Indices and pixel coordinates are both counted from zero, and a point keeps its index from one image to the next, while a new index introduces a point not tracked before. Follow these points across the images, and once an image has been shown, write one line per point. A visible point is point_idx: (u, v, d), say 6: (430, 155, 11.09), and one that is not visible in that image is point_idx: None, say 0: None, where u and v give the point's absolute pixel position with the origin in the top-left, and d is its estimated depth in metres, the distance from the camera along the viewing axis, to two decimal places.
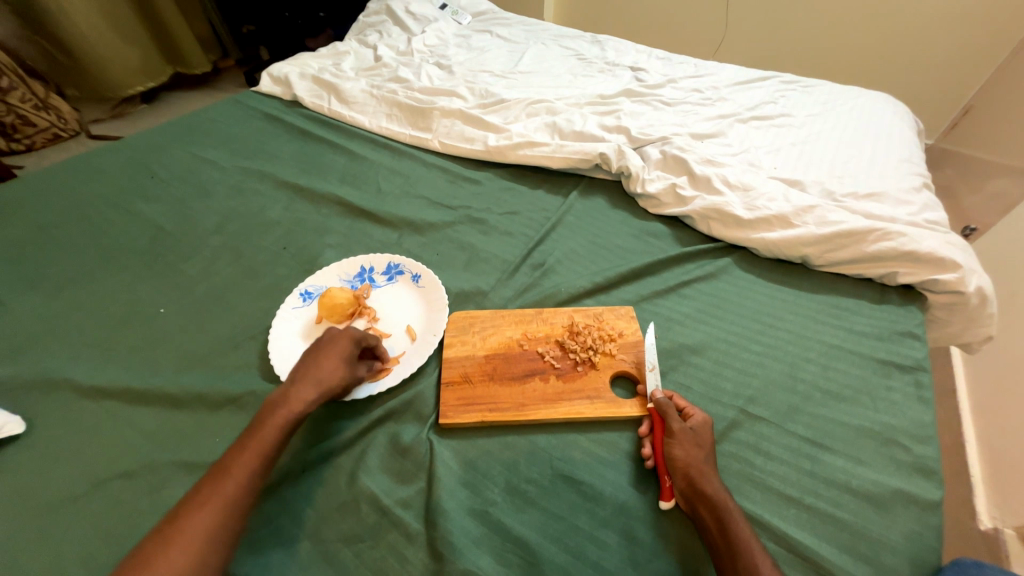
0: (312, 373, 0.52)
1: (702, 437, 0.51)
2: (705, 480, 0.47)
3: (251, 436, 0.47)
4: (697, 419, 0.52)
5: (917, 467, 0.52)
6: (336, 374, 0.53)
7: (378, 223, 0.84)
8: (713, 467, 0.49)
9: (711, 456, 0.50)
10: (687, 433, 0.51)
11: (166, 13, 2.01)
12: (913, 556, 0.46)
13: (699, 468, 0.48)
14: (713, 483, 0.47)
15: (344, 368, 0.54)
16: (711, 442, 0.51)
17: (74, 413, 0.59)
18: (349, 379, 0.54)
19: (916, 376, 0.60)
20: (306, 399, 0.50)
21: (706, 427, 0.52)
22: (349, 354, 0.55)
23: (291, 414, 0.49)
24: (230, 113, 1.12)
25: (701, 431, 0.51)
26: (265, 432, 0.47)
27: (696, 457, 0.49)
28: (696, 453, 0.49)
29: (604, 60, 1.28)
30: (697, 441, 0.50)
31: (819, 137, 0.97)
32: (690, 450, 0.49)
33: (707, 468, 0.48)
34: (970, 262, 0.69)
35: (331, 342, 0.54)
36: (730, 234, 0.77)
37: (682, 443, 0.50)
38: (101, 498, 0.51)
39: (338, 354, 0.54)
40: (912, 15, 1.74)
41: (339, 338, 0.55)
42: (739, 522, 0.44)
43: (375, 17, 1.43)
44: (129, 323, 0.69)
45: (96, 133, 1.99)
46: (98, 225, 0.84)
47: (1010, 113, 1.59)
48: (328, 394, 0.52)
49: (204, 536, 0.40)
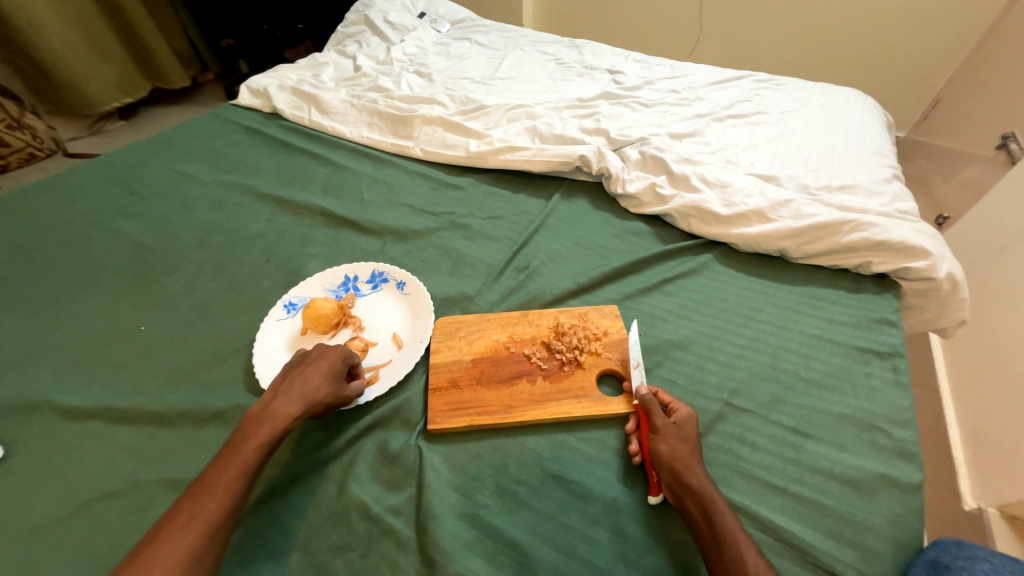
0: (297, 386, 0.52)
1: (687, 432, 0.51)
2: (691, 474, 0.47)
3: (232, 454, 0.46)
4: (683, 414, 0.53)
5: (897, 451, 0.53)
6: (322, 388, 0.53)
7: (362, 232, 0.84)
8: (699, 460, 0.49)
9: (697, 451, 0.50)
10: (672, 428, 0.51)
11: (142, 29, 1.99)
12: (895, 537, 0.47)
13: (686, 462, 0.48)
14: (700, 476, 0.48)
15: (331, 383, 0.54)
16: (697, 437, 0.52)
17: (55, 436, 0.57)
18: (334, 394, 0.53)
19: (893, 362, 0.62)
20: (288, 412, 0.50)
21: (692, 420, 0.53)
22: (338, 371, 0.55)
23: (275, 428, 0.49)
24: (210, 126, 1.12)
25: (687, 425, 0.52)
26: (246, 450, 0.46)
27: (683, 452, 0.49)
28: (682, 447, 0.49)
29: (582, 64, 1.30)
30: (683, 435, 0.51)
31: (793, 133, 0.99)
32: (676, 444, 0.50)
33: (693, 462, 0.49)
34: (940, 249, 0.71)
35: (320, 357, 0.55)
36: (710, 230, 0.78)
37: (668, 438, 0.50)
38: (86, 520, 0.50)
39: (326, 369, 0.54)
40: (880, 12, 1.80)
41: (329, 353, 0.56)
42: (725, 513, 0.45)
43: (353, 27, 1.44)
44: (110, 341, 0.68)
45: (73, 151, 1.96)
46: (76, 244, 0.83)
47: (974, 104, 1.64)
48: (312, 408, 0.51)
49: (185, 560, 0.39)
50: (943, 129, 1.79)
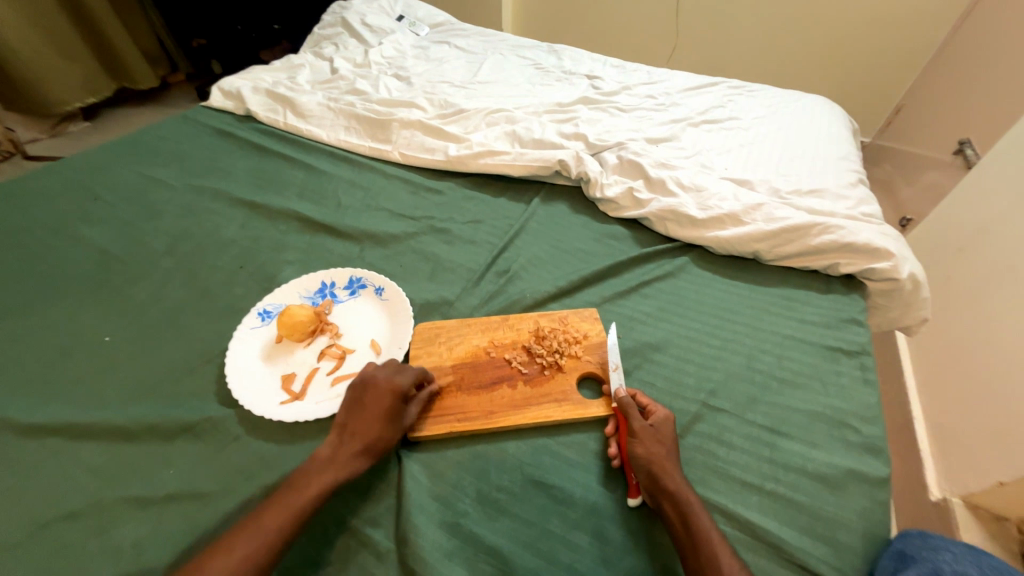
0: (354, 436, 0.50)
1: (665, 435, 0.52)
2: (669, 476, 0.48)
3: (287, 496, 0.46)
4: (660, 416, 0.54)
5: (865, 446, 0.55)
6: (379, 434, 0.51)
7: (340, 238, 0.83)
8: (677, 462, 0.50)
9: (675, 454, 0.51)
10: (650, 430, 0.51)
11: (107, 27, 1.92)
12: (864, 532, 0.48)
13: (664, 464, 0.49)
14: (677, 479, 0.48)
15: (386, 426, 0.52)
16: (674, 440, 0.52)
17: (10, 454, 0.54)
18: (392, 436, 0.52)
19: (860, 360, 0.64)
20: (349, 466, 0.49)
21: (669, 422, 0.53)
22: (392, 411, 0.52)
23: (334, 483, 0.48)
24: (179, 129, 1.08)
25: (664, 427, 0.52)
26: (302, 495, 0.46)
27: (660, 454, 0.50)
28: (660, 450, 0.50)
29: (561, 69, 1.31)
30: (660, 438, 0.51)
31: (765, 138, 1.02)
32: (654, 447, 0.50)
33: (672, 465, 0.49)
34: (902, 251, 0.74)
35: (374, 399, 0.52)
36: (686, 234, 0.80)
37: (646, 440, 0.50)
38: (45, 543, 0.47)
39: (381, 413, 0.52)
40: (845, 22, 1.88)
41: (382, 393, 0.52)
42: (701, 515, 0.46)
43: (330, 29, 1.42)
44: (72, 354, 0.65)
45: (34, 154, 1.88)
46: (35, 252, 0.79)
47: (932, 110, 1.73)
48: (372, 456, 0.50)
49: None
50: (904, 134, 1.88)
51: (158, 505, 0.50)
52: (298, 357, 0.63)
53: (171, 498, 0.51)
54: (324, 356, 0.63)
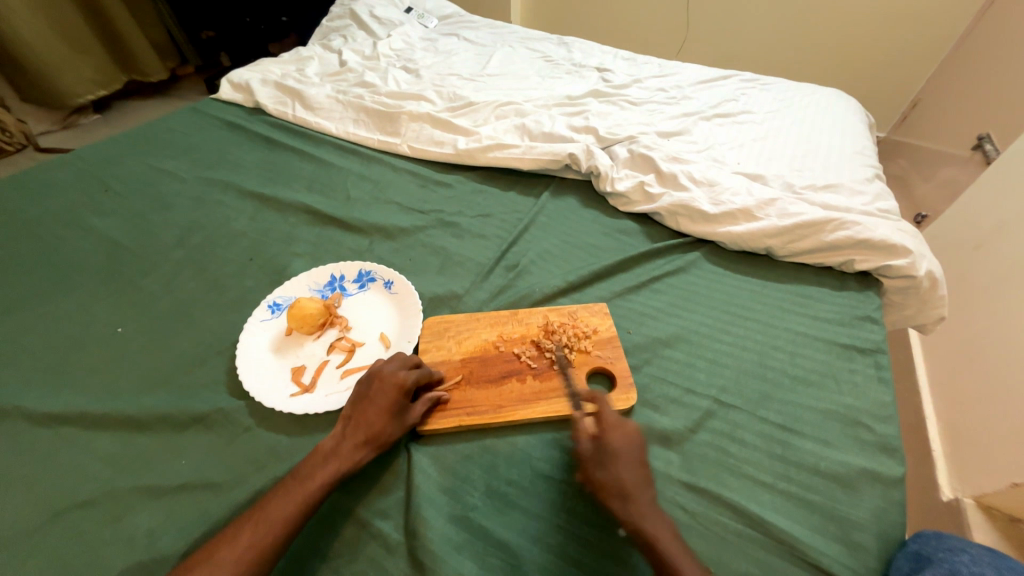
0: (358, 429, 0.50)
1: (630, 454, 0.48)
2: (632, 504, 0.45)
3: (293, 489, 0.46)
4: (625, 432, 0.50)
5: (880, 445, 0.54)
6: (384, 429, 0.51)
7: (349, 231, 0.83)
8: (644, 485, 0.47)
9: (644, 474, 0.48)
10: (612, 453, 0.48)
11: (117, 20, 1.93)
12: (878, 531, 0.48)
13: (628, 492, 0.46)
14: (643, 506, 0.45)
15: (392, 421, 0.51)
16: (642, 456, 0.49)
17: (25, 442, 0.55)
18: (397, 431, 0.51)
19: (876, 358, 0.63)
20: (352, 457, 0.49)
21: (636, 440, 0.50)
22: (397, 406, 0.52)
23: (337, 473, 0.48)
24: (189, 121, 1.09)
25: (629, 447, 0.49)
26: (308, 487, 0.46)
27: (625, 481, 0.47)
28: (622, 475, 0.47)
29: (571, 61, 1.29)
30: (624, 460, 0.48)
31: (778, 132, 1.01)
32: (616, 473, 0.47)
33: (638, 491, 0.46)
34: (920, 248, 0.73)
35: (379, 393, 0.52)
36: (697, 229, 0.79)
37: (608, 467, 0.48)
38: (60, 531, 0.48)
39: (386, 407, 0.51)
40: (862, 14, 1.83)
41: (387, 388, 0.52)
42: (669, 544, 0.44)
43: (338, 21, 1.41)
44: (84, 344, 0.65)
45: (45, 146, 1.90)
46: (48, 243, 0.80)
47: (951, 103, 1.68)
48: (376, 449, 0.50)
49: None
50: (921, 129, 1.84)
51: (170, 494, 0.51)
52: (308, 350, 0.63)
53: (183, 488, 0.51)
54: (333, 349, 0.64)
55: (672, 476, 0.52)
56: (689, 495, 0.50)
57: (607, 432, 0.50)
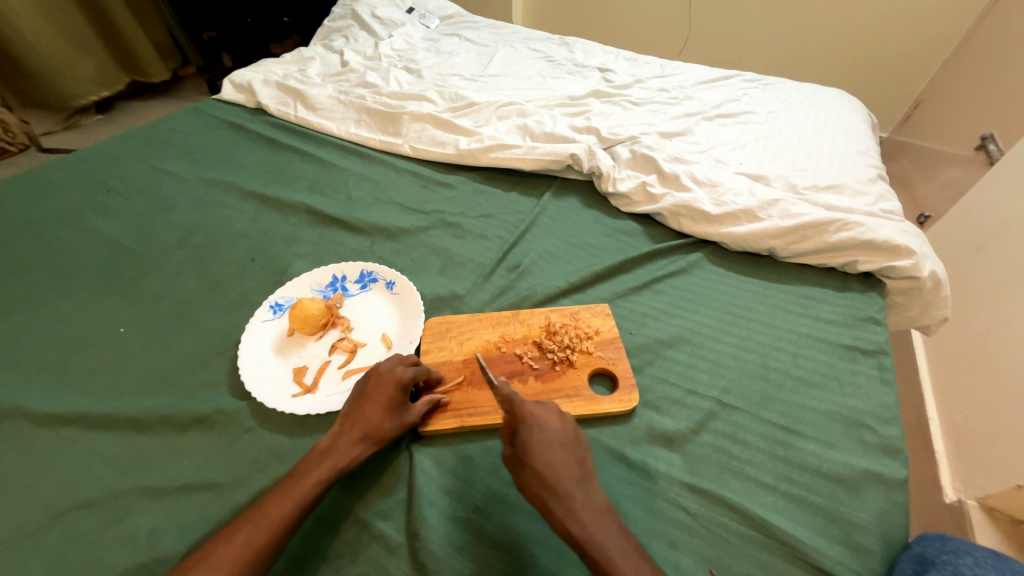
0: (357, 425, 0.50)
1: (560, 434, 0.48)
2: (562, 483, 0.44)
3: (292, 487, 0.46)
4: (554, 414, 0.49)
5: (883, 447, 0.54)
6: (382, 425, 0.51)
7: (350, 232, 0.83)
8: (575, 464, 0.46)
9: (574, 454, 0.47)
10: (541, 434, 0.47)
11: (120, 20, 1.93)
12: (882, 534, 0.48)
13: (558, 471, 0.45)
14: (574, 484, 0.44)
15: (391, 418, 0.51)
16: (574, 437, 0.48)
17: (27, 443, 0.55)
18: (395, 428, 0.51)
19: (879, 359, 0.63)
20: (350, 454, 0.48)
21: (555, 428, 0.48)
22: (396, 403, 0.52)
23: (335, 470, 0.47)
24: (191, 122, 1.09)
25: (549, 436, 0.47)
26: (306, 485, 0.46)
27: (554, 461, 0.45)
28: (552, 455, 0.46)
29: (572, 61, 1.29)
30: (553, 441, 0.47)
31: (780, 132, 1.00)
32: (545, 453, 0.46)
33: (567, 470, 0.45)
34: (923, 248, 0.73)
35: (378, 389, 0.52)
36: (699, 229, 0.79)
37: (536, 448, 0.46)
38: (61, 532, 0.48)
39: (385, 404, 0.51)
40: (865, 13, 1.82)
41: (386, 384, 0.52)
42: (600, 521, 0.43)
43: (340, 22, 1.41)
44: (86, 345, 0.65)
45: (48, 146, 1.90)
46: (50, 243, 0.80)
47: (954, 104, 1.68)
48: (375, 446, 0.50)
49: None
50: (924, 129, 1.83)
51: (172, 495, 0.51)
52: (309, 351, 0.63)
53: (184, 489, 0.51)
54: (335, 349, 0.64)
55: (674, 477, 0.51)
56: (691, 496, 0.50)
57: (535, 415, 0.49)
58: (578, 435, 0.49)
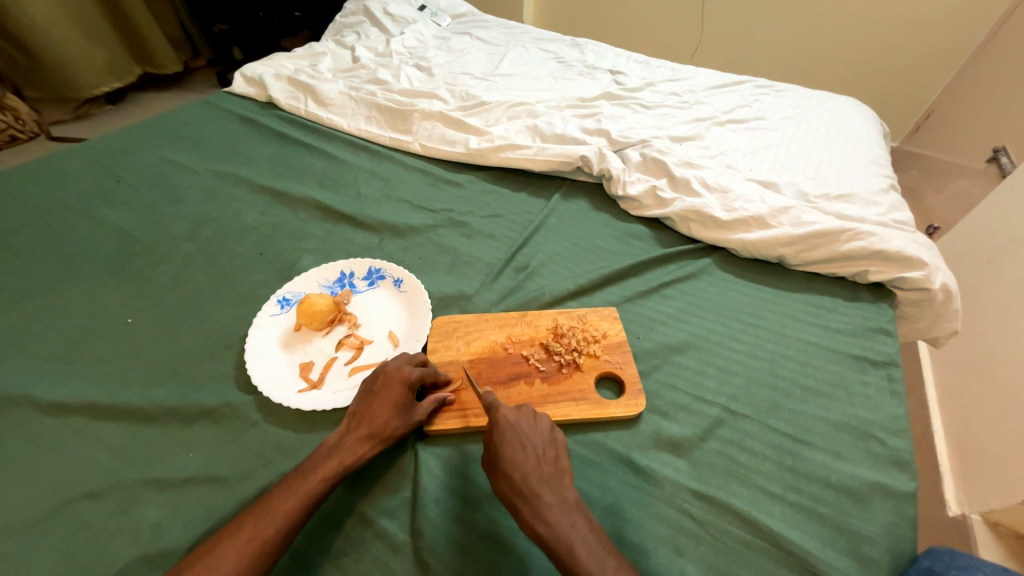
0: (364, 422, 0.50)
1: (531, 435, 0.49)
2: (530, 482, 0.45)
3: (298, 482, 0.46)
4: (525, 416, 0.51)
5: (892, 459, 0.53)
6: (389, 422, 0.50)
7: (359, 228, 0.82)
8: (544, 464, 0.47)
9: (547, 453, 0.48)
10: (511, 434, 0.48)
11: (132, 11, 1.93)
12: (890, 546, 0.47)
13: (526, 471, 0.46)
14: (542, 484, 0.45)
15: (399, 416, 0.51)
16: (549, 437, 0.50)
17: (34, 432, 0.55)
18: (402, 427, 0.51)
19: (888, 371, 0.62)
20: (356, 451, 0.48)
21: (527, 432, 0.49)
22: (403, 401, 0.52)
23: (341, 467, 0.47)
24: (201, 114, 1.09)
25: (520, 439, 0.48)
26: (312, 481, 0.46)
27: (524, 461, 0.47)
28: (521, 456, 0.47)
29: (583, 63, 1.29)
30: (524, 442, 0.48)
31: (792, 139, 1.00)
32: (515, 453, 0.47)
33: (537, 470, 0.46)
34: (935, 260, 0.72)
35: (386, 387, 0.52)
36: (709, 235, 0.78)
37: (505, 450, 0.47)
38: (66, 521, 0.48)
39: (393, 402, 0.51)
40: (878, 21, 1.81)
41: (394, 382, 0.52)
42: (568, 519, 0.43)
43: (352, 18, 1.41)
44: (94, 334, 0.66)
45: (58, 135, 1.91)
46: (60, 232, 0.80)
47: (966, 114, 1.66)
48: (382, 444, 0.50)
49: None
50: (934, 140, 1.82)
51: (178, 487, 0.50)
52: (316, 346, 0.63)
53: (190, 481, 0.51)
54: (342, 345, 0.63)
55: (681, 483, 0.51)
56: (698, 503, 0.50)
57: (506, 417, 0.50)
58: (553, 435, 0.50)
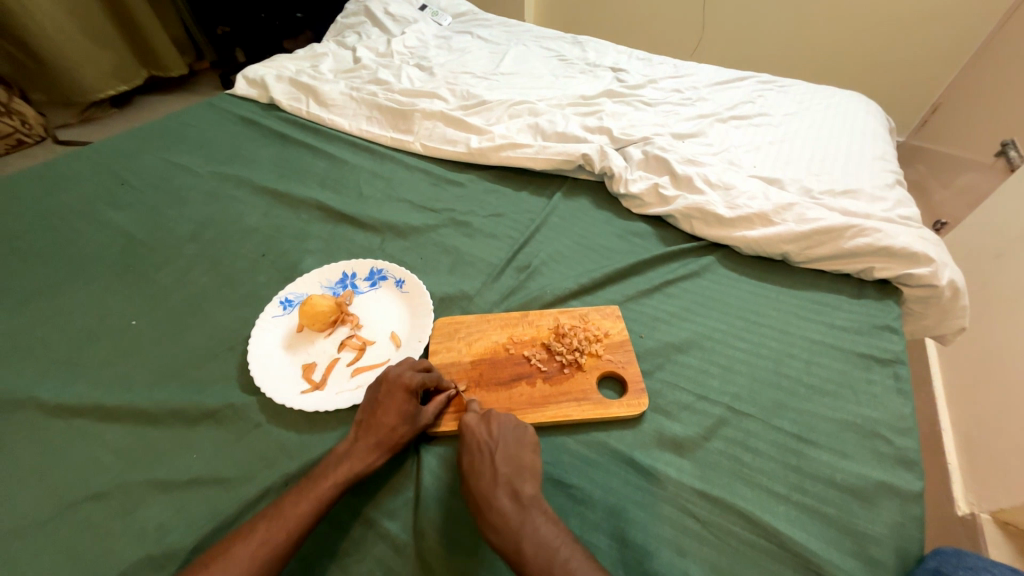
0: (371, 429, 0.50)
1: (491, 439, 0.50)
2: (483, 484, 0.46)
3: (308, 488, 0.46)
4: (488, 421, 0.51)
5: (898, 459, 0.53)
6: (395, 428, 0.50)
7: (361, 229, 0.83)
8: (499, 468, 0.47)
9: (507, 454, 0.48)
10: (469, 440, 0.50)
11: (136, 13, 1.94)
12: (897, 547, 0.47)
13: (481, 474, 0.47)
14: (495, 487, 0.46)
15: (405, 422, 0.51)
16: (511, 439, 0.50)
17: (41, 434, 0.56)
18: (410, 431, 0.51)
19: (895, 369, 0.61)
20: (365, 458, 0.48)
21: (485, 437, 0.50)
22: (408, 407, 0.51)
23: (351, 473, 0.47)
24: (204, 116, 1.09)
25: (478, 446, 0.49)
26: (321, 486, 0.46)
27: (479, 465, 0.48)
28: (478, 460, 0.48)
29: (585, 61, 1.28)
30: (482, 446, 0.49)
31: (796, 135, 0.99)
32: (473, 457, 0.49)
33: (490, 473, 0.47)
34: (942, 256, 0.71)
35: (389, 395, 0.52)
36: (712, 233, 0.78)
37: (465, 457, 0.49)
38: (72, 523, 0.48)
39: (398, 409, 0.51)
40: (885, 14, 1.79)
41: (397, 389, 0.52)
42: (516, 519, 0.43)
43: (353, 18, 1.41)
44: (99, 337, 0.66)
45: (64, 139, 1.93)
46: (65, 236, 0.81)
47: (974, 108, 1.64)
48: (388, 450, 0.50)
49: None
50: (942, 134, 1.80)
51: (182, 488, 0.51)
52: (319, 347, 0.63)
53: (193, 482, 0.51)
54: (344, 346, 0.64)
55: (684, 483, 0.51)
56: (701, 503, 0.49)
57: (467, 425, 0.51)
58: (518, 436, 0.50)
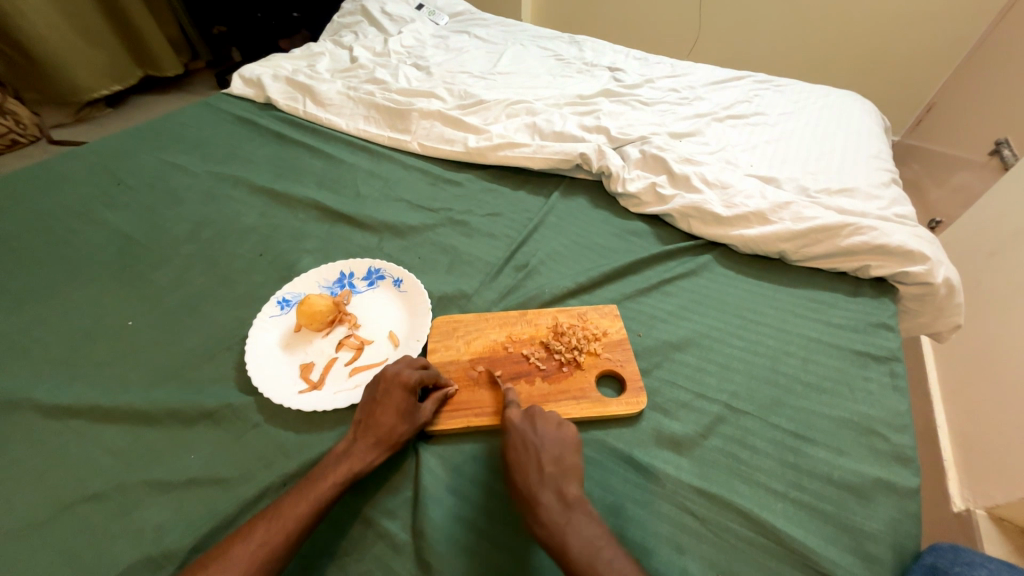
0: (369, 428, 0.50)
1: (537, 436, 0.50)
2: (529, 482, 0.46)
3: (308, 488, 0.46)
4: (534, 418, 0.51)
5: (894, 455, 0.53)
6: (394, 427, 0.50)
7: (358, 229, 0.82)
8: (546, 466, 0.47)
9: (552, 454, 0.48)
10: (515, 437, 0.50)
11: (131, 12, 1.93)
12: (894, 543, 0.47)
13: (526, 471, 0.47)
14: (541, 484, 0.46)
15: (404, 420, 0.51)
16: (556, 437, 0.49)
17: (36, 436, 0.55)
18: (410, 429, 0.51)
19: (891, 366, 0.62)
20: (364, 457, 0.49)
21: (531, 435, 0.50)
22: (406, 405, 0.51)
23: (350, 472, 0.47)
24: (200, 115, 1.09)
25: (524, 444, 0.49)
26: (320, 486, 0.46)
27: (525, 463, 0.48)
28: (523, 458, 0.48)
29: (582, 60, 1.29)
30: (528, 444, 0.49)
31: (792, 134, 0.99)
32: (518, 455, 0.49)
33: (537, 471, 0.47)
34: (937, 254, 0.72)
35: (386, 393, 0.51)
36: (709, 232, 0.78)
37: (511, 453, 0.49)
38: (68, 525, 0.48)
39: (395, 407, 0.51)
40: (879, 14, 1.80)
41: (394, 387, 0.52)
42: (561, 517, 0.43)
43: (350, 18, 1.41)
44: (95, 337, 0.66)
45: (58, 139, 1.92)
46: (60, 236, 0.80)
47: (968, 108, 1.65)
48: (388, 448, 0.50)
49: None
50: (936, 133, 1.81)
51: (180, 488, 0.51)
52: (316, 347, 0.63)
53: (191, 483, 0.51)
54: (342, 346, 0.63)
55: (682, 480, 0.51)
56: (699, 501, 0.50)
57: (514, 423, 0.51)
58: (562, 435, 0.50)
